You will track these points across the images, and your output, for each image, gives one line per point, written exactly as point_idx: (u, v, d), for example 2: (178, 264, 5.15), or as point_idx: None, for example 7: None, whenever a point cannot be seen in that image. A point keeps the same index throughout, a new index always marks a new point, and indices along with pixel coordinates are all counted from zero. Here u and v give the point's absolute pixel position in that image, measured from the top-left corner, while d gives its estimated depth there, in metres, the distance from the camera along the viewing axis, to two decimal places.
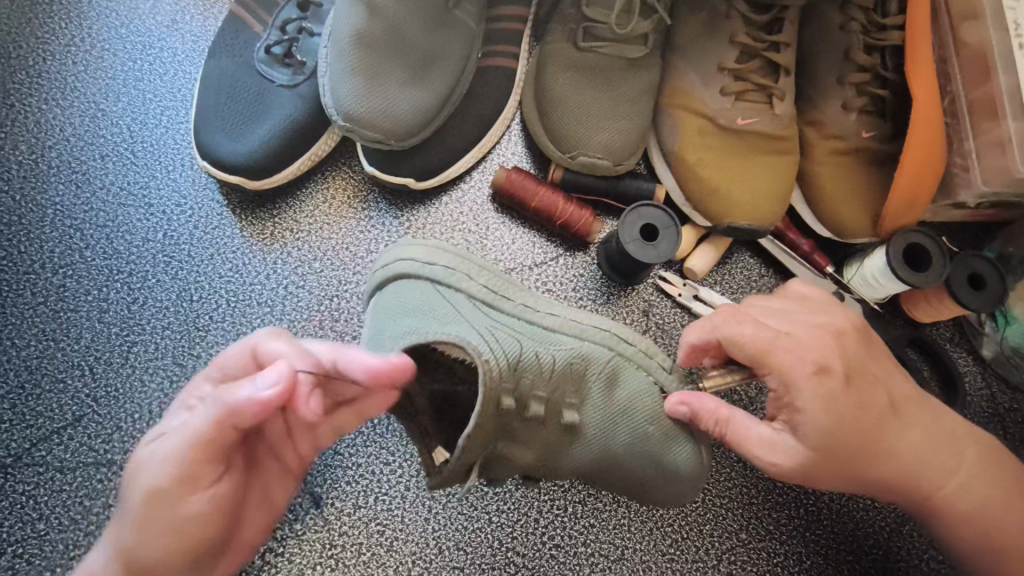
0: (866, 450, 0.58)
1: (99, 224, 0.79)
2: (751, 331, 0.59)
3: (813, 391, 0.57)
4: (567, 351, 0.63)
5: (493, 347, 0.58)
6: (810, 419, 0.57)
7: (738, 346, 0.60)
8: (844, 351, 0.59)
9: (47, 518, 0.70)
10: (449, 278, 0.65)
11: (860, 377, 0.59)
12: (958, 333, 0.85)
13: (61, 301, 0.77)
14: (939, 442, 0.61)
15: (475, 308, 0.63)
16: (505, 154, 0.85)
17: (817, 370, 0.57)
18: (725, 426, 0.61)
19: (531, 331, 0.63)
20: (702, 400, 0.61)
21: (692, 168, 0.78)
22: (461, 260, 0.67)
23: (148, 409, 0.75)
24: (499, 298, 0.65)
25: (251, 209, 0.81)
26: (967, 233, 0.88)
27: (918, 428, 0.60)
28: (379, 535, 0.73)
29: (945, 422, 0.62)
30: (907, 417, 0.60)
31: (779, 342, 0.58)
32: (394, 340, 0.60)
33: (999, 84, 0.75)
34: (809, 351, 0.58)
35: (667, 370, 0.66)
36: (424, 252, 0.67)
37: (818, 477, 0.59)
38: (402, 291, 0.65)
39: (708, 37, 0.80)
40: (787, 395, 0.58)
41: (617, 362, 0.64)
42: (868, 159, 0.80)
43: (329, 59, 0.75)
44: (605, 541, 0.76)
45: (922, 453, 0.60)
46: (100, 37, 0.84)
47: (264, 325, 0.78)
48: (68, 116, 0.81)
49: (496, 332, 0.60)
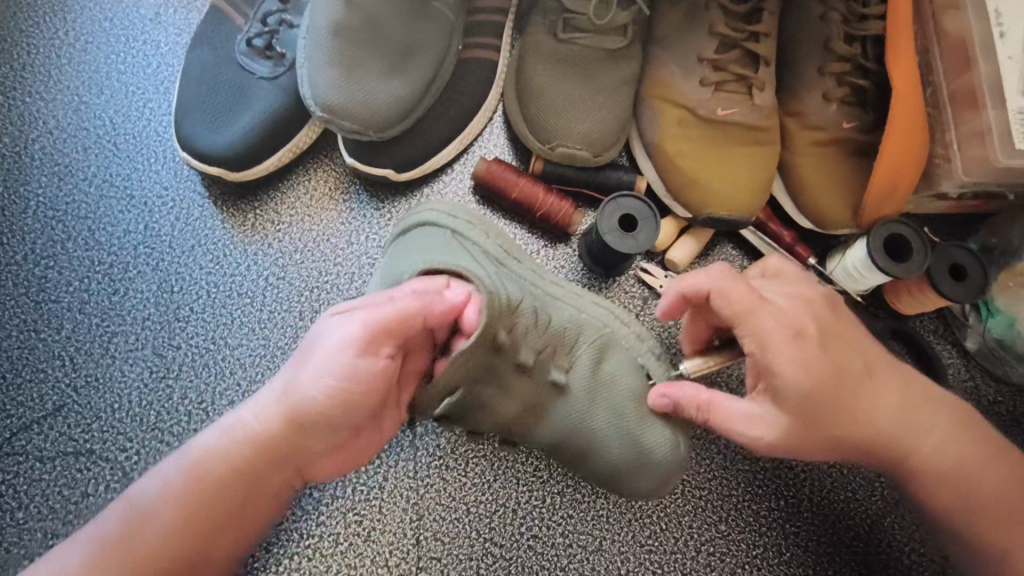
0: (844, 412, 0.57)
1: (81, 216, 0.79)
2: (739, 290, 0.58)
3: (792, 355, 0.56)
4: (562, 318, 0.66)
5: (497, 285, 0.61)
6: (789, 383, 0.56)
7: (725, 301, 0.58)
8: (820, 317, 0.58)
9: (26, 507, 0.71)
10: (465, 228, 0.68)
11: (838, 339, 0.58)
12: (942, 325, 0.84)
13: (43, 291, 0.77)
14: (914, 404, 0.61)
15: (486, 259, 0.66)
16: (487, 146, 0.85)
17: (795, 334, 0.57)
18: (708, 410, 0.61)
19: (534, 294, 0.67)
20: (681, 390, 0.63)
21: (672, 159, 0.78)
22: (481, 220, 0.70)
23: (128, 399, 0.75)
24: (510, 256, 0.68)
25: (232, 200, 0.81)
26: (951, 225, 0.88)
27: (892, 389, 0.60)
28: (357, 525, 0.73)
29: (920, 386, 0.62)
30: (881, 379, 0.60)
31: (763, 305, 0.58)
32: (409, 265, 0.64)
33: (981, 73, 0.74)
34: (789, 315, 0.57)
35: (655, 357, 0.68)
36: (446, 208, 0.70)
37: (806, 444, 0.58)
38: (416, 238, 0.68)
39: (688, 28, 0.80)
40: (764, 358, 0.57)
41: (610, 336, 0.67)
42: (849, 150, 0.80)
43: (307, 49, 0.75)
44: (583, 532, 0.75)
45: (899, 415, 0.60)
46: (84, 31, 0.84)
47: (245, 316, 0.78)
48: (51, 109, 0.82)
49: (501, 280, 0.63)
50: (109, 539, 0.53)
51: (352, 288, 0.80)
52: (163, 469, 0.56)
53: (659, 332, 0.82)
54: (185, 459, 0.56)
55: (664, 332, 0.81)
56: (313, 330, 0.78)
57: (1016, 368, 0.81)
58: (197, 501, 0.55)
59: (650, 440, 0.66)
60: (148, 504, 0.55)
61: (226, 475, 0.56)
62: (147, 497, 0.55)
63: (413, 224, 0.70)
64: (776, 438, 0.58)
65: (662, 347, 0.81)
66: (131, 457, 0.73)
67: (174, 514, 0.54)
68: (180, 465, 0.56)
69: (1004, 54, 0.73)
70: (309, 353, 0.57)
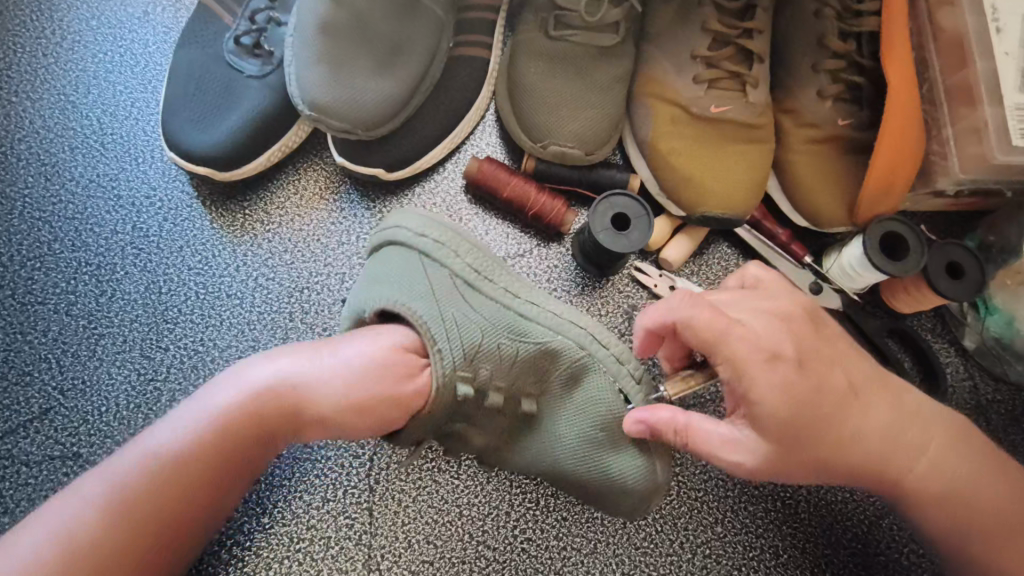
0: (828, 434, 0.56)
1: (68, 217, 0.78)
2: (704, 316, 0.56)
3: (768, 380, 0.55)
4: (535, 344, 0.62)
5: (449, 331, 0.58)
6: (768, 410, 0.55)
7: (692, 330, 0.57)
8: (797, 337, 0.57)
9: (12, 511, 0.70)
10: (433, 249, 0.63)
11: (819, 359, 0.57)
12: (941, 324, 0.83)
13: (28, 293, 0.76)
14: (903, 423, 0.59)
15: (452, 285, 0.62)
16: (479, 145, 0.84)
17: (768, 359, 0.55)
18: (685, 433, 0.58)
19: (506, 318, 0.62)
20: (657, 412, 0.60)
21: (665, 157, 0.77)
22: (452, 234, 0.65)
23: (115, 402, 0.74)
24: (482, 279, 0.63)
25: (221, 201, 0.81)
26: (948, 222, 0.87)
27: (880, 408, 0.59)
28: (348, 529, 0.72)
29: (909, 403, 0.60)
30: (867, 397, 0.58)
31: (734, 330, 0.56)
32: (372, 298, 0.59)
33: (978, 69, 0.73)
34: (761, 336, 0.56)
35: (635, 380, 0.64)
36: (416, 221, 0.65)
37: (788, 469, 0.56)
38: (383, 256, 0.64)
39: (680, 25, 0.79)
40: (739, 385, 0.56)
41: (588, 361, 0.63)
42: (844, 147, 0.79)
43: (294, 48, 0.74)
44: (577, 534, 0.75)
45: (887, 434, 0.58)
46: (71, 30, 0.83)
47: (233, 317, 0.77)
48: (38, 109, 0.81)
49: (460, 318, 0.59)
50: (119, 499, 0.52)
51: (342, 289, 0.79)
52: (185, 423, 0.55)
53: None
54: (209, 419, 0.55)
55: None
56: (303, 332, 0.78)
57: (1014, 368, 0.80)
58: (213, 473, 0.55)
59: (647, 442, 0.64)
60: (165, 460, 0.53)
61: (246, 453, 0.56)
62: (164, 453, 0.54)
63: (381, 240, 0.65)
64: (760, 466, 0.56)
65: None
66: None
67: (190, 482, 0.54)
68: (205, 426, 0.55)
69: (1001, 49, 0.73)
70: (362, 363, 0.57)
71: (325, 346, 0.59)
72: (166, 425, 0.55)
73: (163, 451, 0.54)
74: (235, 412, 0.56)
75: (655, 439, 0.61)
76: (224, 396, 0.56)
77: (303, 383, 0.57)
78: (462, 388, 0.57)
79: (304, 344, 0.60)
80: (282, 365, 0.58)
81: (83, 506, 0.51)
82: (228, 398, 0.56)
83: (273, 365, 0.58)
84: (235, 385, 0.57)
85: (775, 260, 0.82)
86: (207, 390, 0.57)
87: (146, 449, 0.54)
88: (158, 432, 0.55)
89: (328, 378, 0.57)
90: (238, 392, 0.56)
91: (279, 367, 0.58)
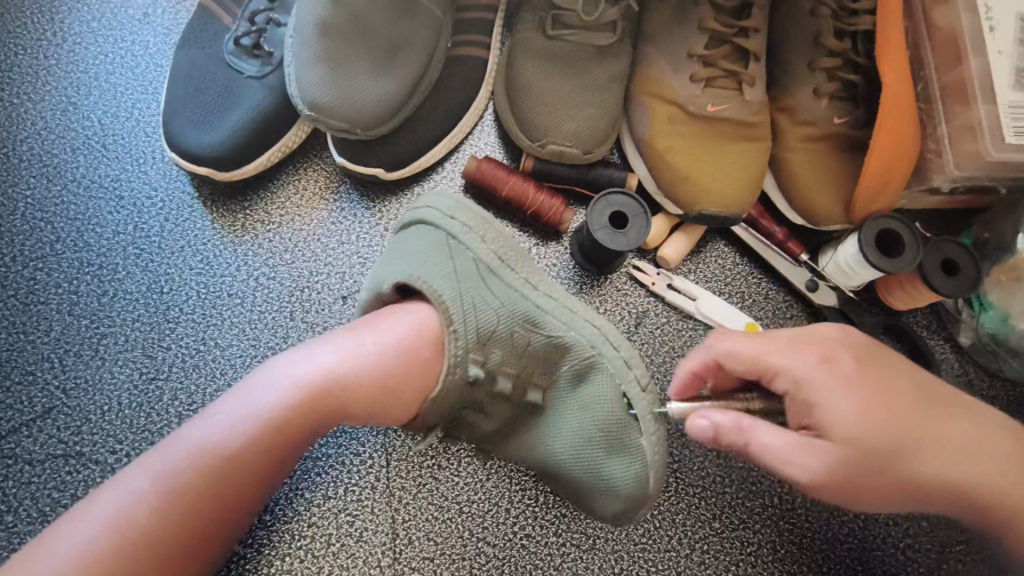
0: (902, 447, 0.53)
1: (69, 217, 0.79)
2: (743, 342, 0.57)
3: (833, 384, 0.53)
4: (547, 337, 0.62)
5: (465, 313, 0.59)
6: (842, 418, 0.52)
7: (736, 360, 0.57)
8: (847, 344, 0.56)
9: (15, 509, 0.70)
10: (459, 231, 0.63)
11: (878, 366, 0.56)
12: (936, 320, 0.84)
13: (31, 294, 0.77)
14: (971, 435, 0.57)
15: (474, 268, 0.62)
16: (478, 145, 0.85)
17: (823, 362, 0.55)
18: (745, 435, 0.53)
19: (520, 309, 0.62)
20: (722, 413, 0.55)
21: (663, 155, 0.78)
22: (484, 223, 0.65)
23: (118, 400, 0.75)
24: (504, 265, 0.64)
25: (222, 201, 0.81)
26: (944, 220, 0.88)
27: (950, 420, 0.57)
28: (349, 526, 0.73)
29: (974, 416, 0.59)
30: (935, 408, 0.57)
31: (780, 346, 0.56)
32: (394, 271, 0.61)
33: (972, 66, 0.74)
34: (808, 342, 0.56)
35: (641, 387, 0.62)
36: (446, 202, 0.65)
37: (858, 482, 0.53)
38: (411, 233, 0.65)
39: (677, 24, 0.80)
40: (799, 395, 0.54)
41: (598, 359, 0.62)
42: (840, 145, 0.80)
43: (294, 49, 0.75)
44: (576, 530, 0.75)
45: (958, 447, 0.56)
46: (72, 31, 0.84)
47: (235, 317, 0.78)
48: (40, 110, 0.81)
49: (478, 302, 0.60)
50: (163, 494, 0.51)
51: (343, 288, 0.80)
52: (234, 418, 0.54)
53: (651, 330, 0.82)
54: (258, 416, 0.54)
55: (657, 328, 0.82)
56: (304, 331, 0.78)
57: (1009, 363, 0.80)
58: (263, 468, 0.55)
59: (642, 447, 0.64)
60: (217, 457, 0.52)
61: (295, 448, 0.56)
62: (217, 449, 0.52)
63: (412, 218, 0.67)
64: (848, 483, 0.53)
65: (654, 344, 0.81)
66: (121, 459, 0.73)
67: (243, 477, 0.53)
68: (255, 423, 0.54)
69: (994, 49, 0.73)
70: (411, 357, 0.58)
71: (367, 336, 0.59)
72: (213, 420, 0.53)
73: (215, 447, 0.52)
74: (287, 409, 0.55)
75: (710, 442, 0.55)
76: (270, 392, 0.55)
77: (353, 376, 0.57)
78: (472, 371, 0.60)
79: (342, 333, 0.59)
80: (328, 359, 0.57)
81: (130, 501, 0.50)
82: (277, 395, 0.55)
83: (318, 359, 0.57)
84: (273, 380, 0.56)
85: (772, 258, 0.82)
86: (251, 384, 0.56)
87: (196, 445, 0.52)
88: (206, 426, 0.53)
89: (380, 371, 0.57)
90: (284, 388, 0.55)
91: (326, 361, 0.57)
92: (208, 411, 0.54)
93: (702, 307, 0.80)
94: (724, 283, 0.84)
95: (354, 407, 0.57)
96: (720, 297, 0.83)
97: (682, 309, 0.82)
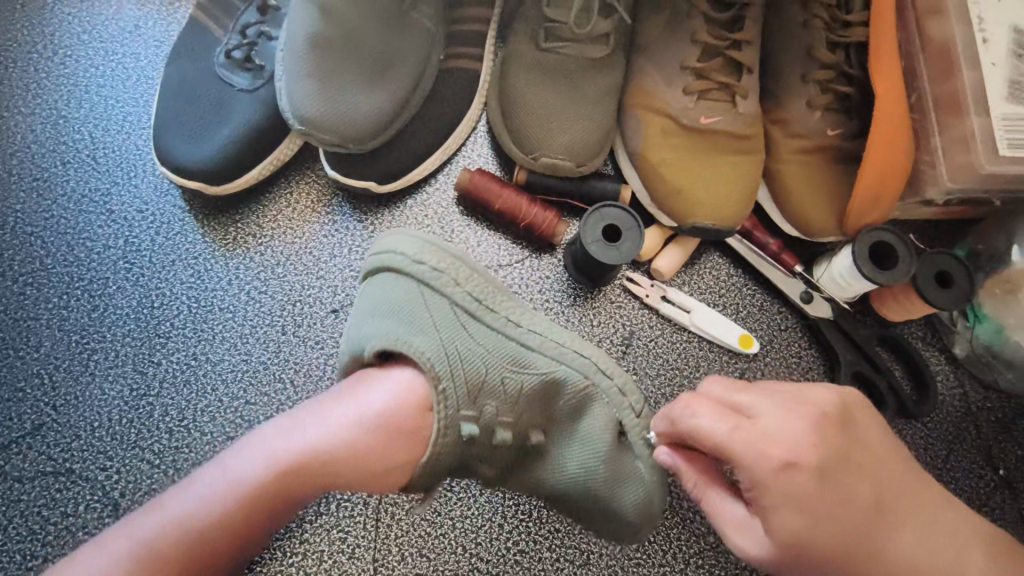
0: (847, 553, 0.49)
1: (59, 231, 0.78)
2: (709, 420, 0.53)
3: (781, 488, 0.49)
4: (539, 376, 0.61)
5: (452, 366, 0.58)
6: (780, 519, 0.49)
7: (699, 439, 0.53)
8: (821, 442, 0.50)
9: (5, 527, 0.70)
10: (433, 279, 0.62)
11: (841, 469, 0.50)
12: (931, 332, 0.84)
13: (21, 309, 0.76)
14: (940, 544, 0.51)
15: (453, 316, 0.61)
16: (471, 156, 0.85)
17: (785, 465, 0.49)
18: (702, 493, 0.56)
19: (507, 348, 0.61)
20: (684, 462, 0.57)
21: (656, 168, 0.78)
22: (452, 261, 0.63)
23: (108, 417, 0.74)
24: (482, 306, 0.63)
25: (213, 215, 0.81)
26: (938, 231, 0.88)
27: (910, 527, 0.51)
28: (341, 542, 0.72)
29: (948, 522, 0.52)
30: (898, 515, 0.51)
31: (741, 435, 0.51)
32: (372, 333, 0.59)
33: (965, 79, 0.74)
34: (777, 441, 0.50)
35: (636, 413, 0.63)
36: (412, 245, 0.63)
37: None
38: (381, 284, 0.63)
39: (670, 36, 0.80)
40: (753, 491, 0.50)
41: (591, 390, 0.62)
42: (834, 157, 0.79)
43: (284, 63, 0.74)
44: (570, 546, 0.75)
45: (921, 558, 0.50)
46: (63, 44, 0.83)
47: (227, 332, 0.77)
48: (30, 123, 0.81)
49: (464, 353, 0.59)
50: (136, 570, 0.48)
51: (335, 302, 0.79)
52: (212, 489, 0.51)
53: (645, 343, 0.81)
54: (236, 486, 0.52)
55: (652, 341, 0.81)
56: (296, 345, 0.78)
57: (1004, 375, 0.80)
58: (240, 542, 0.52)
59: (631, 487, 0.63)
60: (193, 529, 0.50)
61: (274, 522, 0.53)
62: (192, 521, 0.50)
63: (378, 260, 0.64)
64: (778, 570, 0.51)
65: (648, 356, 0.81)
66: (111, 476, 0.72)
67: (215, 554, 0.51)
68: (233, 495, 0.51)
69: (988, 60, 0.74)
70: (394, 428, 0.55)
71: (350, 407, 0.56)
72: (190, 493, 0.51)
73: (190, 519, 0.50)
74: (265, 482, 0.52)
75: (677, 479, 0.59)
76: (251, 462, 0.53)
77: (335, 450, 0.54)
78: (466, 429, 0.57)
79: (326, 402, 0.57)
80: (309, 431, 0.54)
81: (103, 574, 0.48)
82: (256, 466, 0.52)
83: (299, 430, 0.55)
84: (258, 448, 0.53)
85: (767, 270, 0.82)
86: (233, 454, 0.53)
87: (172, 516, 0.50)
88: (183, 497, 0.51)
89: (362, 445, 0.54)
90: (263, 459, 0.53)
91: (307, 434, 0.54)
92: (187, 482, 0.52)
93: (696, 319, 0.80)
94: (720, 294, 0.84)
95: (335, 481, 0.54)
96: (715, 309, 0.83)
97: (676, 321, 0.81)
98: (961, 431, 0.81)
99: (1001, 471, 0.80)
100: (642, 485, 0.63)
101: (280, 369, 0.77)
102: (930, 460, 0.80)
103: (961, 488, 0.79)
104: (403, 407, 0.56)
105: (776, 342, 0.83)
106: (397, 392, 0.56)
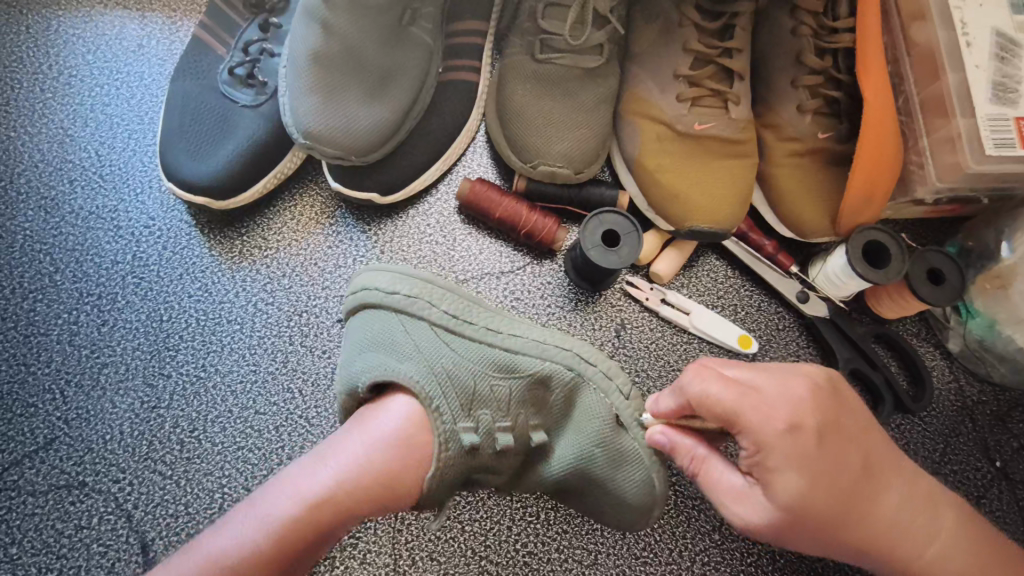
0: (845, 518, 0.54)
1: (68, 248, 0.80)
2: (719, 388, 0.54)
3: (786, 451, 0.52)
4: (526, 378, 0.64)
5: (442, 388, 0.59)
6: (785, 480, 0.52)
7: (705, 406, 0.55)
8: (819, 407, 0.54)
9: (20, 542, 0.71)
10: (408, 304, 0.64)
11: (840, 435, 0.54)
12: (925, 328, 0.86)
13: (31, 325, 0.77)
14: (915, 509, 0.57)
15: (432, 336, 0.63)
16: (471, 166, 0.87)
17: (789, 427, 0.52)
18: (701, 466, 0.58)
19: (487, 357, 0.63)
20: (682, 437, 0.60)
21: (652, 173, 0.80)
22: (424, 286, 0.66)
23: (119, 430, 0.75)
24: (459, 320, 0.65)
25: (219, 228, 0.82)
26: (930, 229, 0.90)
27: (895, 493, 0.56)
28: (352, 548, 0.73)
29: (919, 486, 0.58)
30: (883, 479, 0.56)
31: (748, 399, 0.53)
32: (365, 361, 0.61)
33: (950, 81, 0.76)
34: (782, 404, 0.53)
35: (624, 396, 0.66)
36: (386, 279, 0.66)
37: (793, 539, 0.54)
38: (363, 321, 0.65)
39: (662, 46, 0.82)
40: (757, 455, 0.53)
41: (579, 381, 0.65)
42: (825, 159, 0.81)
43: (289, 80, 0.76)
44: (578, 546, 0.76)
45: (900, 519, 0.56)
46: (68, 64, 0.85)
47: (235, 344, 0.79)
48: (37, 142, 0.82)
49: (449, 370, 0.60)
50: None
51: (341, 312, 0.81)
52: (243, 529, 0.52)
53: (645, 345, 0.83)
54: (264, 526, 0.52)
55: (652, 343, 0.83)
56: (303, 354, 0.79)
57: (997, 368, 0.82)
58: None
59: (625, 480, 0.64)
60: (226, 568, 0.51)
61: (301, 556, 0.53)
62: (223, 561, 0.51)
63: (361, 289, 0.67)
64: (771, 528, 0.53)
65: (649, 358, 0.82)
66: (124, 488, 0.73)
67: None
68: (258, 534, 0.52)
69: (972, 63, 0.75)
70: (404, 450, 0.55)
71: (361, 436, 0.56)
72: (222, 534, 0.52)
73: (224, 559, 0.51)
74: (293, 517, 0.52)
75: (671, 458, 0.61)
76: (276, 502, 0.53)
77: (351, 478, 0.54)
78: (466, 440, 0.57)
79: (340, 436, 0.57)
80: (326, 464, 0.55)
81: None
82: (282, 504, 0.53)
83: (319, 466, 0.55)
84: (282, 486, 0.54)
85: (764, 272, 0.84)
86: (260, 495, 0.54)
87: (205, 556, 0.51)
88: (217, 538, 0.52)
89: (375, 468, 0.55)
90: (288, 496, 0.53)
91: (323, 467, 0.55)
92: (217, 525, 0.53)
93: (696, 321, 0.82)
94: (718, 295, 0.86)
95: (352, 511, 0.54)
96: (713, 310, 0.84)
97: (676, 323, 0.83)
98: (958, 425, 0.82)
99: (997, 463, 0.81)
100: (641, 467, 0.64)
101: (288, 379, 0.78)
102: (928, 453, 0.81)
103: (959, 481, 0.81)
104: (409, 431, 0.56)
105: (774, 342, 0.85)
106: (402, 415, 0.57)
